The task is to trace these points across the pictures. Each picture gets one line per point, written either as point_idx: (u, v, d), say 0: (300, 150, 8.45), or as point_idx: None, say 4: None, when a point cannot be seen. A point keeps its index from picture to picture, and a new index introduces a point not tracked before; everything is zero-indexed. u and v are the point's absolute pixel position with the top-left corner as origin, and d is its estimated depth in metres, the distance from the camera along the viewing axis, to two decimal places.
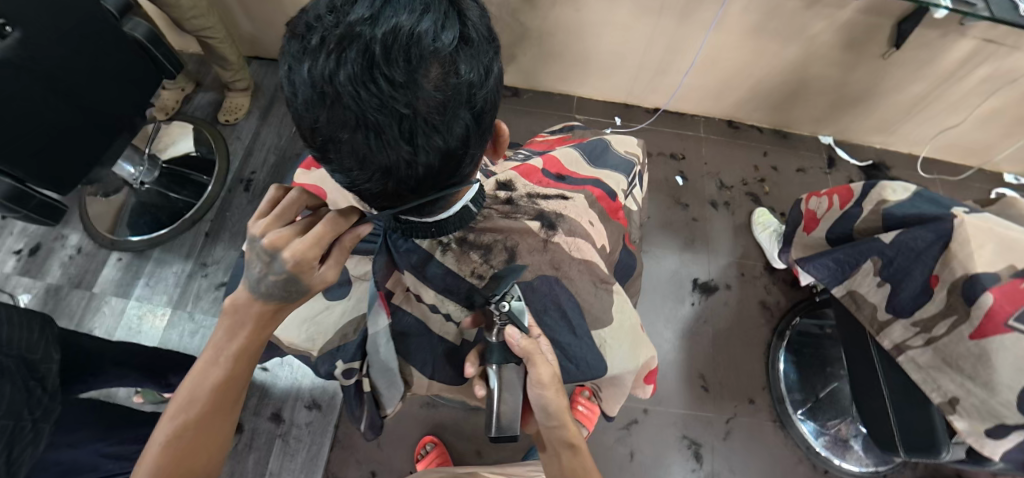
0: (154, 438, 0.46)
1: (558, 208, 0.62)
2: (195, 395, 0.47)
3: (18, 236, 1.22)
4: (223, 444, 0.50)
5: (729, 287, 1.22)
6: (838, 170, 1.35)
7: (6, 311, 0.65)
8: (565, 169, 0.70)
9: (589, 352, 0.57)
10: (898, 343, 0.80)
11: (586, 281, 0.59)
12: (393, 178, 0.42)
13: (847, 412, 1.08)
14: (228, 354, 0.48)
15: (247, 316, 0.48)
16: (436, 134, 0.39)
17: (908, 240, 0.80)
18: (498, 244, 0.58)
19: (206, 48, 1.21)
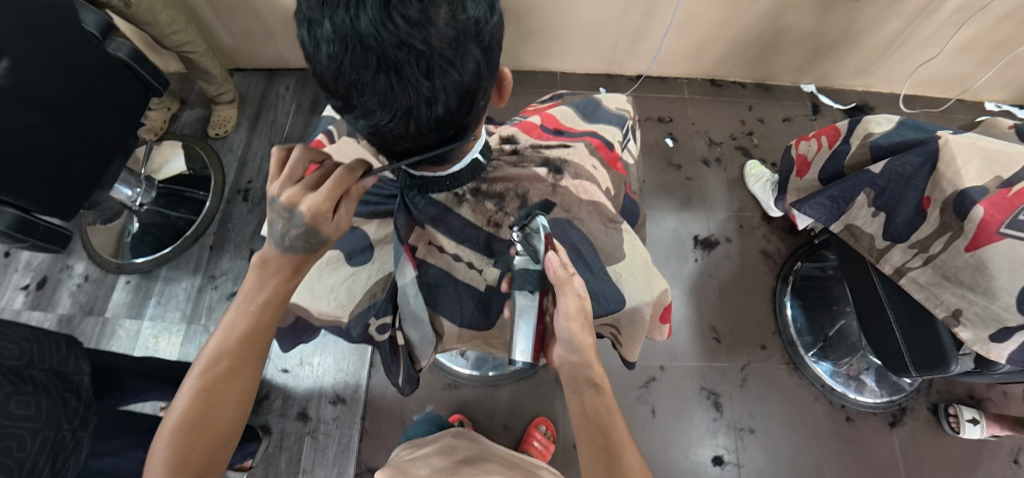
0: (184, 387, 0.50)
1: (562, 155, 0.67)
2: (222, 346, 0.51)
3: (23, 271, 1.22)
4: (248, 398, 0.52)
5: (729, 240, 1.24)
6: (823, 115, 1.37)
7: (29, 329, 0.65)
8: (562, 125, 0.73)
9: (606, 286, 0.60)
10: (898, 267, 0.83)
11: (597, 221, 0.62)
12: (414, 117, 0.44)
13: (858, 348, 1.11)
14: (258, 304, 0.53)
15: (278, 266, 0.54)
16: (451, 69, 0.41)
17: (897, 167, 0.83)
18: (510, 192, 0.62)
19: (188, 64, 1.21)
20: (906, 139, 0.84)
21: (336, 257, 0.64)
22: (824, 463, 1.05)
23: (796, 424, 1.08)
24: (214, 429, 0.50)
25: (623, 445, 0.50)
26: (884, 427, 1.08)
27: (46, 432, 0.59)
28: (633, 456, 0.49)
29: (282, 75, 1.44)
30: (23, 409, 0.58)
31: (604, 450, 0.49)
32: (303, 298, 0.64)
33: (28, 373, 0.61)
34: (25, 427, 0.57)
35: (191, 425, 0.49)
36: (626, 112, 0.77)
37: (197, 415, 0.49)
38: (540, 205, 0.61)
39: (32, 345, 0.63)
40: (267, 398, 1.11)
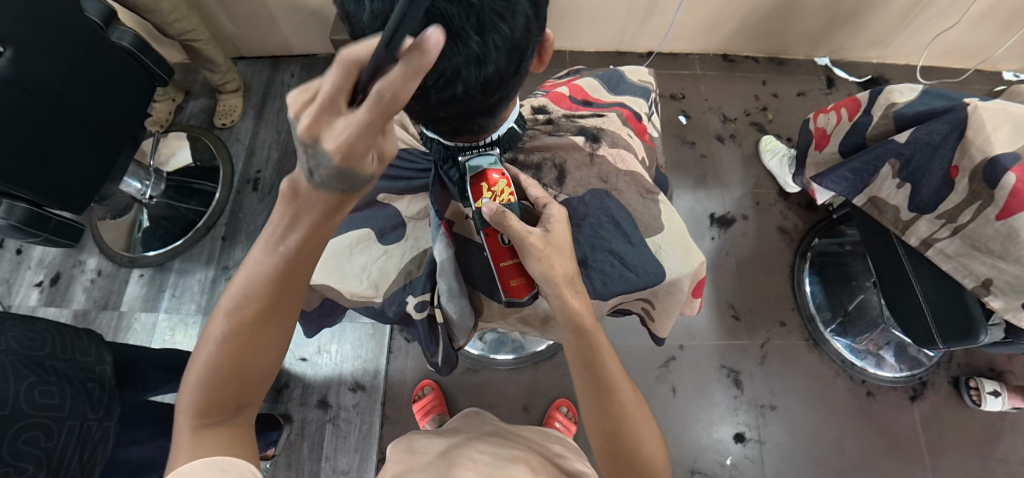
0: (209, 329, 0.41)
1: (597, 123, 0.65)
2: (251, 290, 0.40)
3: (36, 268, 1.21)
4: (286, 348, 0.44)
5: (746, 218, 1.23)
6: (838, 89, 1.35)
7: (49, 323, 0.65)
8: (590, 96, 0.72)
9: (648, 261, 0.59)
10: (925, 238, 0.83)
11: (634, 192, 0.61)
12: (461, 80, 0.42)
13: (879, 322, 1.10)
14: (290, 248, 0.39)
15: (310, 200, 0.37)
16: (502, 23, 0.39)
17: (923, 135, 0.81)
18: (548, 162, 0.62)
19: (191, 52, 1.19)
20: (929, 107, 0.82)
21: (368, 237, 0.64)
22: (845, 438, 1.05)
23: (817, 400, 1.07)
24: (241, 384, 0.42)
25: (618, 385, 0.52)
26: (906, 401, 1.07)
27: (72, 421, 0.59)
28: (627, 391, 0.53)
29: (287, 63, 1.42)
30: (47, 398, 0.57)
31: (601, 394, 0.52)
32: (332, 281, 0.62)
33: (50, 363, 0.60)
34: (50, 416, 0.56)
35: (217, 377, 0.40)
36: (649, 84, 0.76)
37: (224, 366, 0.40)
38: (579, 176, 0.61)
39: (52, 338, 0.63)
40: (286, 387, 1.11)
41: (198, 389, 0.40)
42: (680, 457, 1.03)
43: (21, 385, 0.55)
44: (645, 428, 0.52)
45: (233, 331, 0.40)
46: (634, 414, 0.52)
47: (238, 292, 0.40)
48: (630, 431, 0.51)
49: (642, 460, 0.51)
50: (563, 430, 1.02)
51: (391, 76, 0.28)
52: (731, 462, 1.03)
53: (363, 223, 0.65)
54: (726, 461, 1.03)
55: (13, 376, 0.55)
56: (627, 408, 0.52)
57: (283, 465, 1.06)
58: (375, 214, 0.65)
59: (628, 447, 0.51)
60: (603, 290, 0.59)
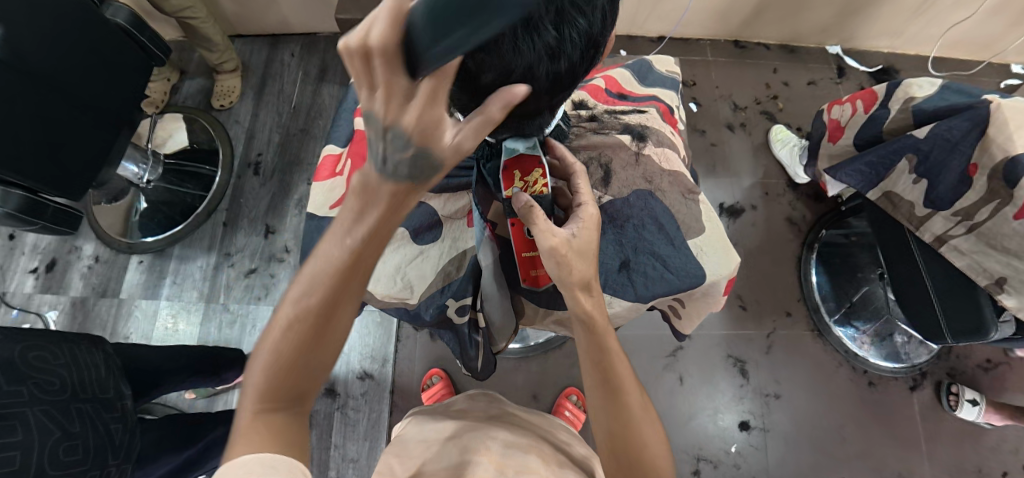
0: (277, 316, 0.41)
1: (641, 121, 0.65)
2: (307, 303, 0.40)
3: (30, 254, 1.18)
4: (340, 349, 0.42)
5: (755, 208, 1.23)
6: (848, 78, 1.34)
7: (70, 352, 0.62)
8: (624, 88, 0.70)
9: (689, 261, 0.59)
10: (939, 235, 0.83)
11: (676, 192, 0.62)
12: (533, 72, 0.40)
13: (882, 313, 1.11)
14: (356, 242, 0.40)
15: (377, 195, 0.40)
16: (581, 17, 0.38)
17: (942, 132, 0.81)
18: (594, 161, 0.62)
19: (188, 30, 1.14)
20: (949, 103, 0.81)
21: (402, 236, 0.63)
22: (846, 426, 1.07)
23: (820, 389, 1.10)
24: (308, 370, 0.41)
25: (626, 386, 0.51)
26: (905, 391, 1.10)
27: (95, 471, 0.58)
28: (635, 394, 0.51)
29: (285, 41, 1.37)
30: (71, 455, 0.56)
31: (608, 393, 0.50)
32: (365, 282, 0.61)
33: (75, 406, 0.59)
34: (71, 473, 0.55)
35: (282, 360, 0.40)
36: (678, 73, 0.74)
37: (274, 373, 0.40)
38: (625, 177, 0.62)
39: (71, 376, 0.60)
40: None
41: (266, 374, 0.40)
42: (686, 445, 1.05)
43: (45, 444, 0.54)
44: (651, 433, 0.51)
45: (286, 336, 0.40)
46: (641, 418, 0.51)
47: (304, 287, 0.40)
48: (636, 434, 0.50)
49: (647, 465, 0.49)
50: (572, 418, 1.03)
51: (492, 114, 0.37)
52: (736, 449, 1.05)
53: (398, 223, 0.64)
54: (730, 448, 1.05)
55: (37, 433, 0.54)
56: (633, 411, 0.50)
57: None
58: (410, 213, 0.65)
59: (632, 450, 0.50)
60: (643, 293, 0.59)
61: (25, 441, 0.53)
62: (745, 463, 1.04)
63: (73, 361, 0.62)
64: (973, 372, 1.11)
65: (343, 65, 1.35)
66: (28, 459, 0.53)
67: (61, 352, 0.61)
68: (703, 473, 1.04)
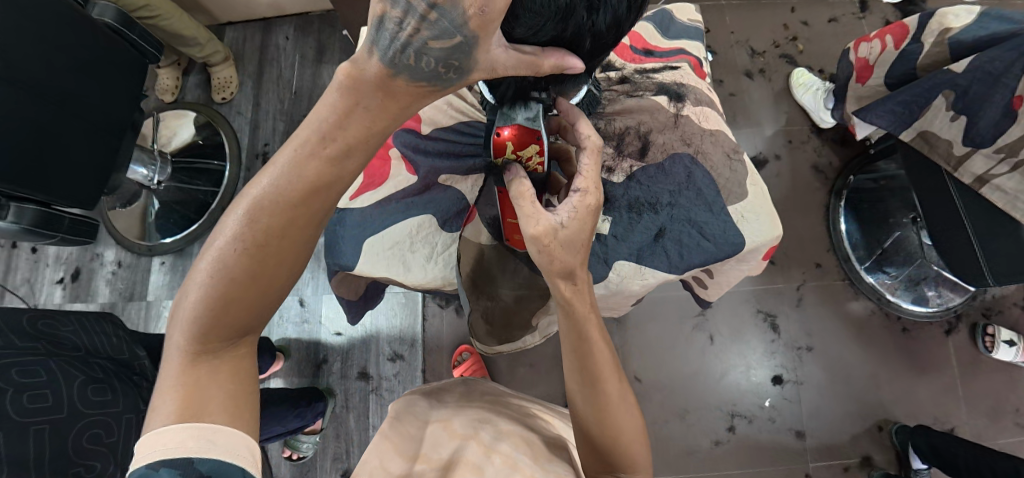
0: (222, 232, 0.39)
1: (675, 78, 0.62)
2: (276, 191, 0.38)
3: (55, 265, 1.18)
4: (280, 290, 0.42)
5: (779, 158, 1.19)
6: (872, 12, 1.25)
7: (76, 321, 0.68)
8: (649, 44, 0.67)
9: (727, 229, 0.56)
10: (980, 175, 0.79)
11: (720, 154, 0.59)
12: (569, 23, 0.36)
13: (916, 257, 1.07)
14: (288, 185, 0.38)
15: (362, 85, 0.36)
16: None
17: (984, 64, 0.76)
18: (631, 131, 0.60)
19: (160, 32, 1.10)
20: (991, 32, 0.76)
21: (429, 225, 0.61)
22: (879, 373, 1.07)
23: (851, 339, 1.09)
24: (248, 312, 0.41)
25: (604, 375, 0.48)
26: (940, 334, 1.08)
27: (129, 415, 0.62)
28: (615, 382, 0.48)
29: (278, 24, 1.31)
30: (100, 396, 0.60)
31: (586, 382, 0.48)
32: (395, 273, 0.60)
33: (93, 361, 0.64)
34: (108, 413, 0.60)
35: (222, 295, 0.39)
36: (701, 21, 0.69)
37: (228, 277, 0.38)
38: (662, 141, 0.59)
39: (82, 340, 0.66)
40: (325, 362, 1.13)
41: (200, 301, 0.39)
42: (718, 401, 1.06)
43: (71, 387, 0.58)
44: (629, 419, 0.49)
45: (247, 238, 0.38)
46: (618, 407, 0.48)
47: (258, 194, 0.38)
48: (612, 423, 0.48)
49: (619, 448, 0.48)
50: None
51: (544, 60, 0.37)
52: (770, 404, 1.06)
53: (425, 209, 0.62)
54: (764, 403, 1.06)
55: (62, 378, 0.58)
56: (610, 400, 0.48)
57: (333, 436, 1.09)
58: (435, 199, 0.62)
59: (609, 438, 0.48)
60: (678, 261, 0.57)
61: (49, 382, 0.57)
62: (780, 416, 1.05)
63: (82, 328, 0.68)
64: (1010, 312, 1.08)
65: (341, 45, 1.30)
66: (59, 398, 0.57)
67: (68, 321, 0.67)
68: (738, 428, 1.05)
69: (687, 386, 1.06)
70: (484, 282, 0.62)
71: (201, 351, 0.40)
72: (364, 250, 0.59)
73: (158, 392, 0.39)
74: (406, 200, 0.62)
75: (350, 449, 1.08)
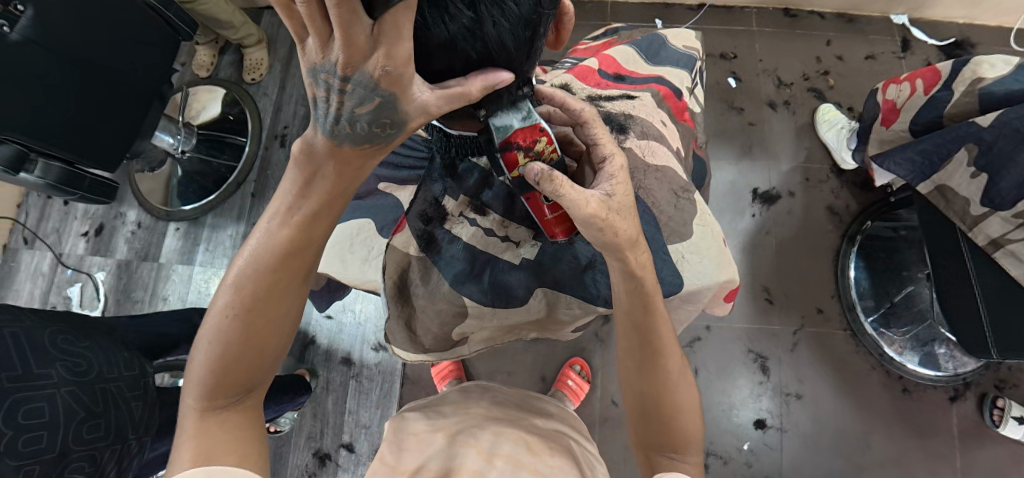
0: (217, 302, 0.45)
1: (625, 109, 0.61)
2: (256, 257, 0.45)
3: (82, 219, 1.27)
4: (276, 342, 0.48)
5: (793, 195, 1.14)
6: (914, 52, 1.18)
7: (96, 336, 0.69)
8: (623, 68, 0.66)
9: (665, 269, 0.55)
10: (995, 238, 0.74)
11: (665, 190, 0.58)
12: (456, 56, 0.37)
13: (927, 316, 1.00)
14: (263, 249, 0.45)
15: (321, 161, 0.43)
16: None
17: (1013, 120, 0.70)
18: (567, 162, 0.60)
19: (199, 13, 1.16)
20: None
21: (369, 228, 0.66)
22: (873, 432, 1.01)
23: (848, 392, 1.03)
24: (251, 366, 0.46)
25: (665, 348, 0.52)
26: (943, 400, 1.01)
27: (115, 446, 0.64)
28: (676, 359, 0.53)
29: None
30: (92, 433, 0.61)
31: (649, 351, 0.52)
32: (335, 271, 0.64)
33: (98, 387, 0.64)
34: (94, 448, 0.61)
35: (223, 352, 0.44)
36: (696, 50, 0.69)
37: (225, 339, 0.44)
38: None
39: (95, 355, 0.66)
40: (313, 343, 1.16)
41: (205, 363, 0.44)
42: None
43: (70, 424, 0.59)
44: (686, 394, 0.53)
45: (238, 302, 0.45)
46: (677, 380, 0.53)
47: (242, 265, 0.45)
48: (669, 398, 0.52)
49: (674, 418, 0.52)
50: (574, 387, 1.02)
51: (470, 87, 0.38)
52: (749, 447, 1.02)
53: (366, 214, 0.66)
54: (743, 445, 1.02)
55: (63, 414, 0.59)
56: (670, 372, 0.52)
57: (310, 414, 1.12)
58: (377, 205, 0.68)
59: (665, 408, 0.52)
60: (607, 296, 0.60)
61: (50, 422, 0.58)
62: (758, 462, 1.01)
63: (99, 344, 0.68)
64: None
65: None
66: (54, 437, 0.58)
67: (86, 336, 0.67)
68: (712, 468, 1.01)
69: None
70: (409, 289, 0.61)
71: (209, 405, 0.45)
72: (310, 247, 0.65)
73: (176, 450, 0.43)
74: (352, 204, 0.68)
75: (325, 430, 1.11)
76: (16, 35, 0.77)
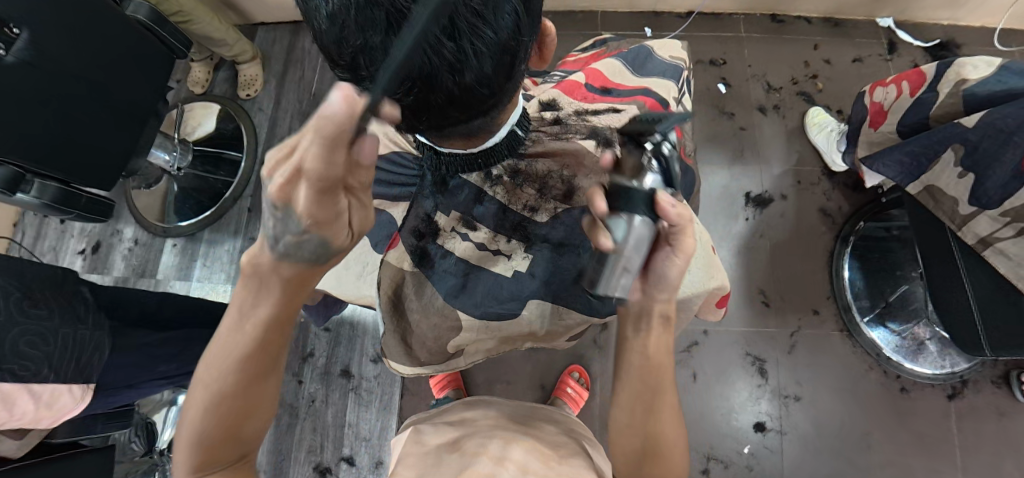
0: (199, 382, 0.47)
1: (611, 122, 0.61)
2: (229, 344, 0.46)
3: (79, 236, 1.27)
4: (261, 415, 0.49)
5: (785, 198, 1.15)
6: (901, 54, 1.20)
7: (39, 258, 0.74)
8: (610, 81, 0.68)
9: None
10: (984, 237, 0.75)
11: None
12: (438, 89, 0.37)
13: (922, 314, 1.01)
14: (234, 339, 0.46)
15: (278, 266, 0.44)
16: (482, 27, 0.34)
17: (996, 120, 0.70)
18: (554, 176, 0.60)
19: (192, 30, 1.17)
20: (1009, 88, 0.71)
21: (365, 245, 0.67)
22: (873, 433, 1.01)
23: (847, 393, 1.04)
24: (237, 436, 0.48)
25: (666, 388, 0.49)
26: (941, 399, 1.01)
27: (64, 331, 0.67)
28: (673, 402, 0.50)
29: (305, 28, 1.38)
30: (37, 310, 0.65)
31: (650, 390, 0.49)
32: (332, 287, 0.67)
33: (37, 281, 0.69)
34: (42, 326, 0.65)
35: (207, 428, 0.46)
36: (682, 60, 0.71)
37: (210, 417, 0.46)
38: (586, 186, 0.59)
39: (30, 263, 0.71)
40: (311, 356, 1.16)
41: (194, 438, 0.46)
42: (697, 441, 1.03)
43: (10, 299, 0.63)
44: (675, 433, 0.50)
45: (218, 384, 0.46)
46: (670, 421, 0.50)
47: (218, 352, 0.46)
48: (661, 438, 0.49)
49: (662, 453, 0.49)
50: (573, 395, 1.03)
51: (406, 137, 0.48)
52: (749, 451, 1.02)
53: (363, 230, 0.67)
54: (744, 449, 1.02)
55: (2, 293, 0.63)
56: (665, 410, 0.49)
57: (311, 428, 1.12)
58: (370, 222, 0.68)
59: (656, 443, 0.49)
60: (597, 306, 0.61)
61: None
62: (759, 465, 1.01)
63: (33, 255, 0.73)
64: None
65: None
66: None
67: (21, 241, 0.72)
68: (713, 472, 1.01)
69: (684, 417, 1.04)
70: (403, 305, 0.63)
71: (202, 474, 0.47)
72: None
73: None
74: None
75: (325, 444, 1.11)
76: (11, 58, 0.78)
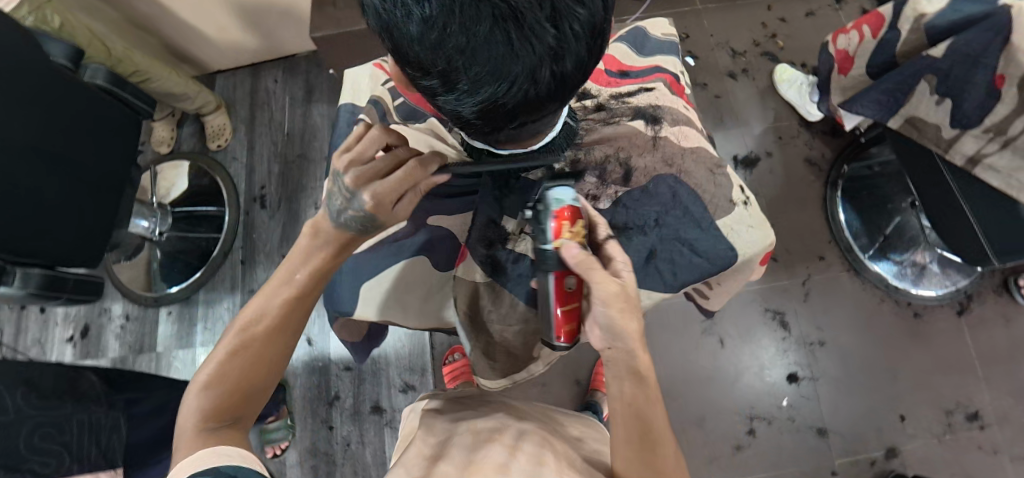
0: (235, 323, 0.51)
1: (651, 101, 0.66)
2: (274, 288, 0.52)
3: (64, 324, 1.19)
4: (280, 363, 0.52)
5: (771, 155, 1.19)
6: (848, 2, 1.27)
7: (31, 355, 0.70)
8: (624, 64, 0.72)
9: (716, 242, 0.60)
10: (972, 156, 0.79)
11: (702, 169, 0.62)
12: (537, 79, 0.38)
13: (919, 240, 1.06)
14: (283, 282, 0.52)
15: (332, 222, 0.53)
16: (581, 8, 0.34)
17: (961, 46, 0.73)
18: (612, 160, 0.63)
19: (150, 88, 1.12)
20: (963, 15, 0.73)
21: (423, 266, 0.66)
22: (897, 361, 1.05)
23: (867, 328, 1.07)
24: (256, 376, 0.50)
25: (660, 437, 0.49)
26: (952, 317, 1.07)
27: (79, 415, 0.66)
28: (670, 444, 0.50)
29: (265, 68, 1.34)
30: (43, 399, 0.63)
31: (642, 436, 0.49)
32: (394, 316, 0.65)
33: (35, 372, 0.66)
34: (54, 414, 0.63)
35: (235, 364, 0.49)
36: (675, 34, 0.74)
37: (239, 354, 0.49)
38: (643, 165, 0.62)
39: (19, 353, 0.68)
40: (337, 399, 1.12)
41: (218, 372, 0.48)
42: (737, 404, 1.04)
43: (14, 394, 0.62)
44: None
45: (257, 322, 0.50)
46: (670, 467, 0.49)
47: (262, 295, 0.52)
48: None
49: None
50: None
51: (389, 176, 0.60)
52: (788, 403, 1.04)
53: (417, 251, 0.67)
54: (782, 402, 1.04)
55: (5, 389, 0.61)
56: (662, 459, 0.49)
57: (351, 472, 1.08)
58: (421, 241, 0.67)
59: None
60: (673, 281, 0.61)
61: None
62: (800, 415, 1.03)
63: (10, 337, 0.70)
64: None
65: (328, 84, 1.32)
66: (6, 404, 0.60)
67: None
68: (758, 431, 1.03)
69: (718, 384, 1.06)
70: (481, 319, 0.63)
71: (214, 413, 0.47)
72: (360, 296, 0.65)
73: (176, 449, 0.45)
74: (397, 242, 0.68)
75: None
76: None
